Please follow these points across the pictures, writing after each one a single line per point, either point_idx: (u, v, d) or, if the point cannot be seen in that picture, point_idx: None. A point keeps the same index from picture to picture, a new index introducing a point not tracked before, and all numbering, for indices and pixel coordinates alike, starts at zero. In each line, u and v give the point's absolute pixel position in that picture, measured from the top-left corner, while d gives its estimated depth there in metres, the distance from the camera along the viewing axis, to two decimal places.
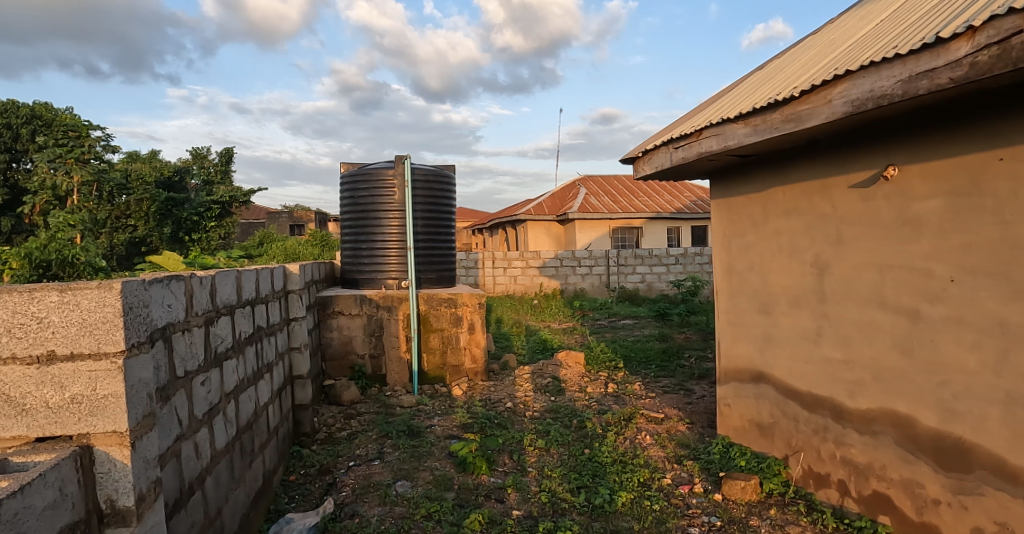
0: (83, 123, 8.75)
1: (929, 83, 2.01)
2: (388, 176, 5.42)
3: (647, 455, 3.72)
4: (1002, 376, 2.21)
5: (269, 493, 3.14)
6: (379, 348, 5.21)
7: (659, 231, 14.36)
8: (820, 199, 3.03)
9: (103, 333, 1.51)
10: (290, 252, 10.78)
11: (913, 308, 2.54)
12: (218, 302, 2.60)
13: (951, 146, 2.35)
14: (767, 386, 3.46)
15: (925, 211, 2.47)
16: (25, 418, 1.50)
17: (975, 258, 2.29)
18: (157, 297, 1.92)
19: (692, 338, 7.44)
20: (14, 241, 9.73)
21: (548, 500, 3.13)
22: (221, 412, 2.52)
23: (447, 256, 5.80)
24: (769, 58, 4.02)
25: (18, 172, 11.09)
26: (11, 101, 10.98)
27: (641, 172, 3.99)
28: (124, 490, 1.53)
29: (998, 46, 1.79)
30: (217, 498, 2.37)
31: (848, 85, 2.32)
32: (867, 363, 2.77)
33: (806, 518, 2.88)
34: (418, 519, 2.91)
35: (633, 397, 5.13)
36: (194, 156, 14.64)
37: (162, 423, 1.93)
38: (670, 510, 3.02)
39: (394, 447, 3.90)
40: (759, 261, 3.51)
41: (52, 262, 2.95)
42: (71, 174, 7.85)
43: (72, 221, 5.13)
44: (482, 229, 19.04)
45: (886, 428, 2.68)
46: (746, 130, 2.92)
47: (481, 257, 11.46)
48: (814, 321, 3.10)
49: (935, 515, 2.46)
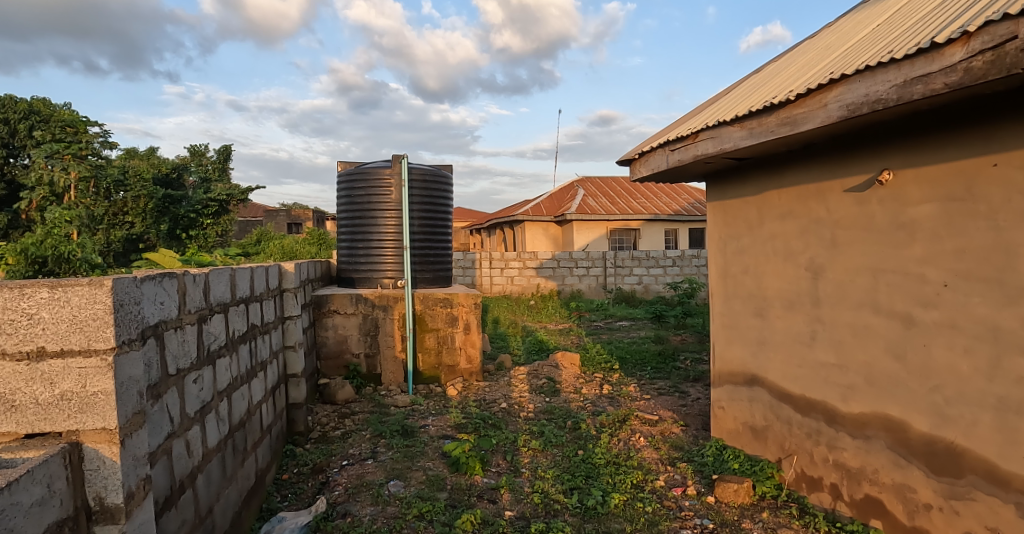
0: (81, 118, 8.53)
1: (924, 88, 2.01)
2: (385, 176, 5.42)
3: (641, 457, 3.72)
4: (994, 381, 2.21)
5: (262, 491, 3.14)
6: (374, 347, 5.20)
7: (657, 233, 14.39)
8: (815, 203, 3.03)
9: (93, 330, 1.50)
10: (289, 251, 10.76)
11: (907, 313, 2.55)
12: (212, 300, 2.58)
13: (944, 152, 2.36)
14: (760, 390, 3.47)
15: (920, 216, 2.48)
16: (14, 415, 1.49)
17: (968, 263, 2.30)
18: (148, 294, 1.92)
19: (688, 340, 7.47)
20: (10, 237, 9.72)
21: (540, 501, 3.12)
22: (213, 411, 2.51)
23: (444, 256, 5.80)
24: (766, 61, 4.02)
25: (16, 168, 11.03)
26: (10, 97, 11.01)
27: (638, 174, 3.97)
28: (113, 488, 1.52)
29: (993, 51, 1.80)
30: (208, 497, 2.36)
31: (843, 89, 2.33)
32: (860, 367, 2.78)
33: (799, 522, 2.87)
34: (410, 519, 2.90)
35: (628, 398, 5.14)
36: (192, 155, 14.56)
37: (152, 420, 1.92)
38: (662, 512, 3.02)
39: (387, 447, 3.89)
40: (755, 264, 3.51)
41: (48, 258, 2.89)
42: (70, 170, 7.44)
43: (68, 218, 5.02)
44: (481, 228, 18.92)
45: (879, 432, 2.68)
46: (742, 134, 2.93)
47: (478, 257, 11.45)
48: (808, 324, 3.10)
49: (927, 520, 2.46)
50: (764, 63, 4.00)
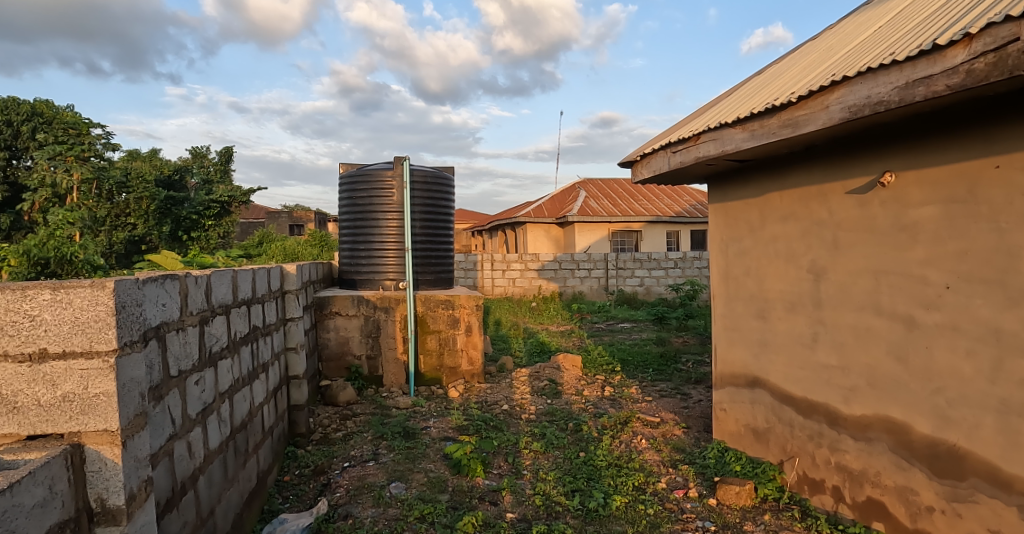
0: (84, 120, 8.56)
1: (925, 90, 2.01)
2: (387, 177, 5.43)
3: (642, 459, 3.72)
4: (997, 383, 2.21)
5: (263, 492, 3.14)
6: (375, 349, 5.20)
7: (659, 234, 14.39)
8: (817, 205, 3.03)
9: (95, 331, 1.51)
10: (290, 253, 10.75)
11: (909, 315, 2.54)
12: (213, 301, 2.59)
13: (945, 154, 2.36)
14: (762, 392, 3.46)
15: (921, 218, 2.48)
16: (15, 416, 1.49)
17: (970, 265, 2.29)
18: (150, 296, 1.92)
19: (690, 342, 7.47)
20: (12, 238, 9.74)
21: (542, 503, 3.12)
22: (215, 412, 2.51)
23: (445, 258, 5.80)
24: (768, 62, 4.02)
25: (18, 170, 11.06)
26: (12, 99, 11.03)
27: (639, 176, 3.98)
28: (114, 489, 1.52)
29: (994, 53, 1.80)
30: (209, 498, 2.36)
31: (845, 91, 2.33)
32: (862, 369, 2.77)
33: (800, 524, 2.87)
34: (412, 521, 2.90)
35: (630, 400, 5.13)
36: (194, 156, 14.58)
37: (154, 421, 1.93)
38: (664, 514, 3.02)
39: (388, 449, 3.89)
40: (756, 266, 3.51)
41: (50, 260, 2.89)
42: (71, 171, 7.42)
43: (70, 220, 5.03)
44: (482, 230, 18.93)
45: (881, 434, 2.68)
46: (744, 136, 2.93)
47: (480, 259, 11.46)
48: (810, 326, 3.10)
49: (929, 522, 2.45)
50: (766, 65, 4.00)
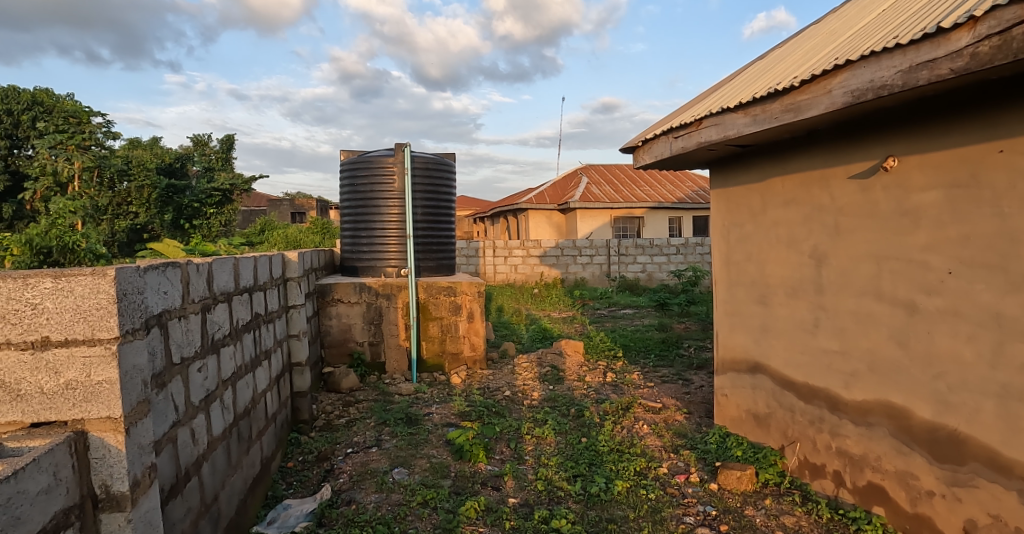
0: (85, 109, 8.63)
1: (929, 73, 1.99)
2: (388, 164, 5.41)
3: (644, 444, 3.74)
4: (997, 368, 2.21)
5: (267, 478, 3.17)
6: (378, 336, 5.22)
7: (661, 221, 14.36)
8: (819, 190, 3.01)
9: (97, 319, 1.51)
10: (292, 240, 10.76)
11: (910, 300, 2.54)
12: (215, 289, 2.59)
13: (947, 138, 2.34)
14: (764, 377, 3.47)
15: (924, 203, 2.46)
16: (20, 404, 1.50)
17: (972, 250, 2.28)
18: (152, 284, 1.92)
19: (691, 328, 7.49)
20: (15, 226, 9.75)
21: (543, 488, 3.14)
22: (217, 399, 2.53)
23: (447, 244, 5.79)
24: (771, 46, 3.97)
25: (19, 159, 11.04)
26: (12, 88, 10.97)
27: (641, 161, 3.95)
28: (119, 476, 1.54)
29: (999, 36, 1.77)
30: (213, 484, 2.38)
31: (848, 75, 2.30)
32: (863, 354, 2.77)
33: (801, 509, 2.89)
34: (414, 506, 2.93)
35: (632, 386, 5.15)
36: (195, 143, 14.55)
37: (157, 409, 1.94)
38: (665, 499, 3.04)
39: (391, 435, 3.91)
40: (758, 251, 3.50)
41: (52, 248, 2.89)
42: (73, 159, 7.43)
43: (72, 208, 5.02)
44: (483, 217, 18.91)
45: (881, 419, 2.68)
46: (746, 120, 2.90)
47: (481, 246, 11.48)
48: (811, 311, 3.09)
49: (929, 506, 2.46)
50: (769, 49, 3.96)
